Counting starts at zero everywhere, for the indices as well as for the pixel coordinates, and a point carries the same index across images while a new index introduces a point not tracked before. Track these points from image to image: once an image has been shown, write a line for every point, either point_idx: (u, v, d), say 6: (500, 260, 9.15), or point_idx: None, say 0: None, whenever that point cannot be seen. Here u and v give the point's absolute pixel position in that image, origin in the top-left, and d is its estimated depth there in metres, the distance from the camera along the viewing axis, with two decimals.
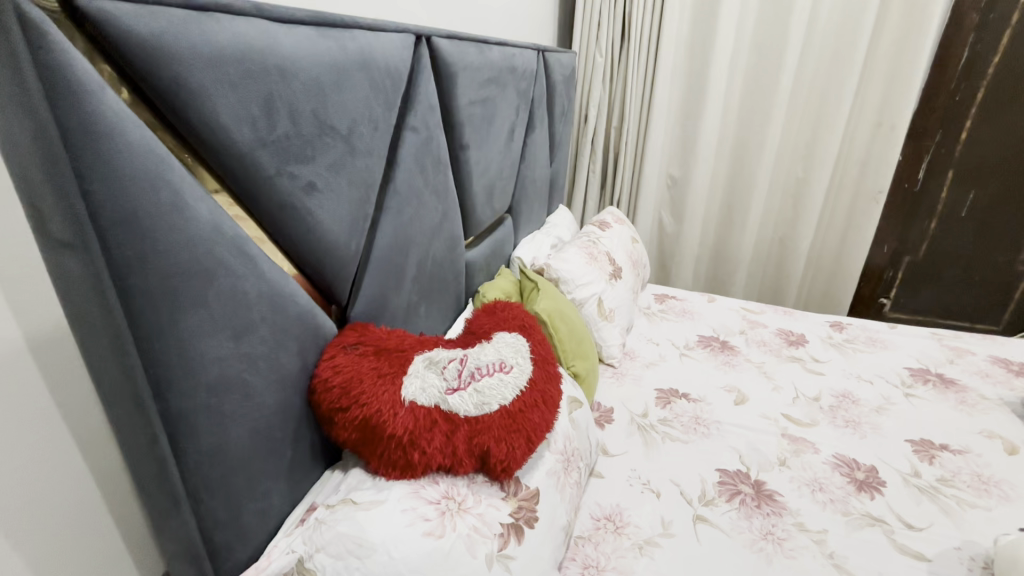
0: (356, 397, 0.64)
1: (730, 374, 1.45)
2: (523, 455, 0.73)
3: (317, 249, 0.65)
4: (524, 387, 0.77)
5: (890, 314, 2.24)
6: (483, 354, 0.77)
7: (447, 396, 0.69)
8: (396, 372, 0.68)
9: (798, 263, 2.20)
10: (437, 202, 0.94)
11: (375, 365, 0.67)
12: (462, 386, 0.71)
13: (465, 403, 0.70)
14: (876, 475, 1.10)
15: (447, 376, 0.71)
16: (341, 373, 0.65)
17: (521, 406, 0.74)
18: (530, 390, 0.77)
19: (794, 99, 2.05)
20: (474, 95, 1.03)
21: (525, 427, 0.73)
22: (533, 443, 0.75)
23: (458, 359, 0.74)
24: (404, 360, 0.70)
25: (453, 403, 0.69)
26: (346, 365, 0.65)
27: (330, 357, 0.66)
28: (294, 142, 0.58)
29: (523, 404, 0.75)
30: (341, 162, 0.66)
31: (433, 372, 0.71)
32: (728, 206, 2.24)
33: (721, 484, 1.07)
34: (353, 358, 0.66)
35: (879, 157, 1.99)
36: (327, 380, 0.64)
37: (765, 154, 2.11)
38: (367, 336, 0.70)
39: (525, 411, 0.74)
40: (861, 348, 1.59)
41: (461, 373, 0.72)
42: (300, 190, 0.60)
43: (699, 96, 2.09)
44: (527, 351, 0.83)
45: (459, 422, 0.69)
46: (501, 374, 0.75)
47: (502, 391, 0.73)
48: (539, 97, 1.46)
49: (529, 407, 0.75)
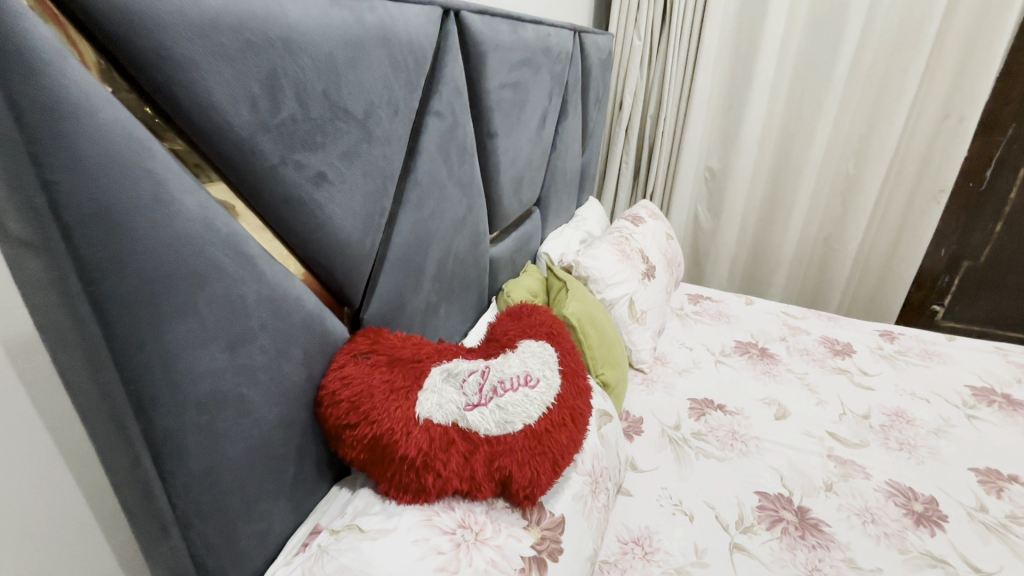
0: (366, 413, 0.58)
1: (770, 385, 1.35)
2: (549, 481, 0.66)
3: (327, 247, 0.58)
4: (551, 404, 0.69)
5: (942, 322, 2.09)
6: (507, 366, 0.70)
7: (466, 412, 0.62)
8: (410, 386, 0.62)
9: (844, 265, 2.06)
10: (461, 195, 0.86)
11: (387, 378, 0.61)
12: (483, 402, 0.64)
13: (486, 421, 0.63)
14: (937, 508, 1.00)
15: (466, 390, 0.64)
16: (350, 385, 0.58)
17: (547, 425, 0.67)
18: (559, 407, 0.70)
19: (848, 88, 1.89)
20: (506, 78, 0.95)
21: (551, 450, 0.67)
22: (560, 467, 0.68)
23: (479, 372, 0.67)
24: (420, 373, 0.63)
25: (471, 419, 0.62)
26: (355, 377, 0.59)
27: (339, 366, 0.60)
28: (302, 126, 0.51)
29: (550, 424, 0.68)
30: (356, 150, 0.59)
31: (451, 385, 0.64)
32: (770, 202, 2.10)
33: (761, 509, 0.98)
34: (364, 368, 0.60)
35: (944, 153, 1.83)
36: (336, 393, 0.58)
37: (814, 148, 1.96)
38: (381, 346, 0.63)
39: (552, 432, 0.67)
40: (914, 361, 1.47)
41: (482, 387, 0.66)
42: (309, 182, 0.53)
43: (744, 83, 1.95)
44: (556, 364, 0.75)
45: (479, 442, 0.62)
46: (526, 389, 0.68)
47: (527, 409, 0.66)
48: (573, 81, 1.36)
49: (556, 426, 0.68)
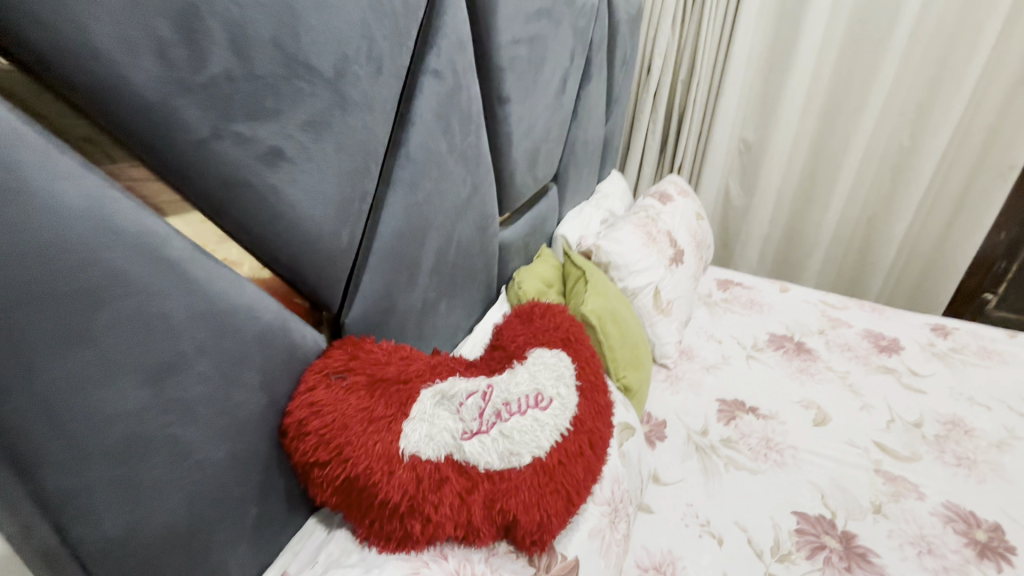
0: (340, 447, 0.47)
1: (807, 385, 1.22)
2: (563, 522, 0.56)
3: (290, 243, 0.46)
4: (566, 430, 0.58)
5: (992, 313, 1.92)
6: (515, 384, 0.59)
7: (463, 443, 0.52)
8: (394, 415, 0.51)
9: (889, 249, 1.88)
10: (465, 173, 0.73)
11: (365, 405, 0.50)
12: (485, 429, 0.54)
13: (488, 453, 0.53)
14: (1003, 538, 0.88)
15: (464, 416, 0.54)
16: (321, 415, 0.48)
17: (561, 456, 0.56)
18: (577, 434, 0.59)
19: (909, 50, 1.68)
20: (520, 32, 0.80)
21: (567, 487, 0.56)
22: (577, 504, 0.57)
23: (480, 393, 0.56)
24: (408, 396, 0.52)
25: (469, 452, 0.52)
26: (327, 405, 0.48)
27: (308, 390, 0.49)
28: (241, 85, 0.38)
29: (564, 455, 0.57)
30: (325, 119, 0.46)
31: (444, 410, 0.53)
32: (810, 177, 1.92)
33: (800, 533, 0.87)
34: (338, 392, 0.49)
35: (1015, 125, 1.63)
36: (303, 423, 0.48)
37: (864, 118, 1.76)
38: (361, 365, 0.52)
39: (566, 463, 0.57)
40: (971, 360, 1.32)
41: (483, 411, 0.55)
42: (259, 161, 0.41)
43: (789, 42, 1.74)
44: (574, 378, 0.64)
45: (479, 478, 0.52)
46: (536, 411, 0.57)
47: (536, 437, 0.55)
48: (598, 39, 1.19)
49: (571, 457, 0.57)
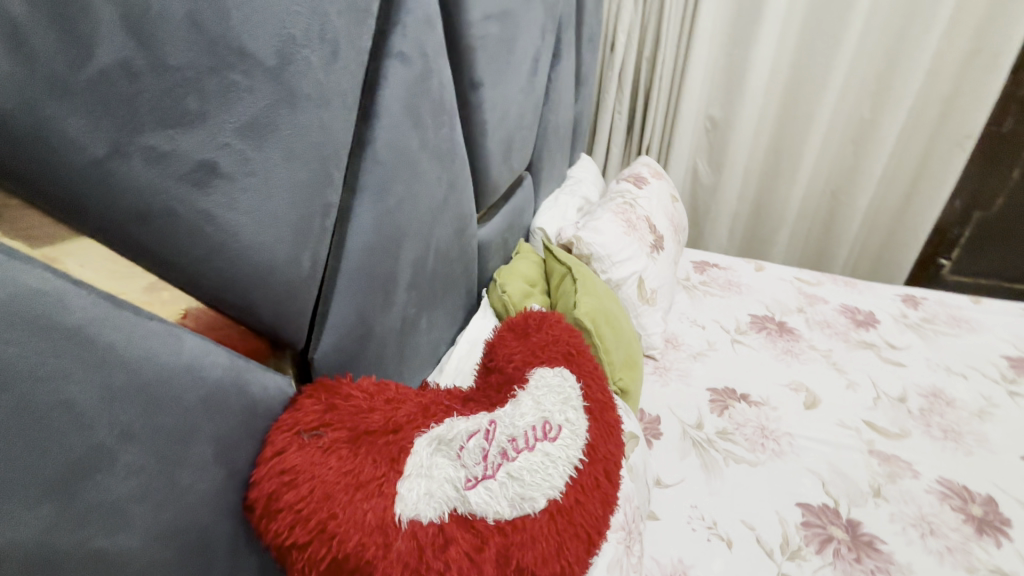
0: (323, 524, 0.39)
1: (794, 367, 1.20)
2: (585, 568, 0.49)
3: (236, 278, 0.38)
4: (579, 462, 0.52)
5: (948, 278, 1.99)
6: (518, 416, 0.51)
7: (467, 493, 0.45)
8: (385, 475, 0.43)
9: (853, 221, 1.90)
10: (440, 170, 0.64)
11: (350, 467, 0.42)
12: (490, 474, 0.47)
13: (496, 501, 0.46)
14: (997, 511, 0.89)
15: (465, 462, 0.46)
16: (296, 485, 0.39)
17: (576, 494, 0.50)
18: (592, 463, 0.53)
19: (870, 20, 1.67)
20: (491, 6, 0.71)
21: (587, 527, 0.49)
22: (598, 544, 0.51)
23: (482, 433, 0.49)
24: (398, 450, 0.45)
25: (475, 503, 0.45)
26: (303, 473, 0.40)
27: (278, 455, 0.41)
28: (148, 83, 0.31)
29: (581, 491, 0.50)
30: (268, 120, 0.38)
31: (443, 458, 0.46)
32: (776, 153, 1.91)
33: (807, 527, 0.85)
34: (314, 454, 0.41)
35: (971, 94, 1.66)
36: (275, 498, 0.39)
37: (829, 92, 1.75)
38: (340, 418, 0.44)
39: (583, 500, 0.50)
40: (943, 329, 1.34)
41: (487, 454, 0.48)
42: (183, 182, 0.33)
43: (753, 16, 1.70)
44: (583, 399, 0.57)
45: (490, 533, 0.45)
46: (546, 444, 0.50)
47: (549, 475, 0.49)
48: (568, 14, 1.11)
49: (588, 493, 0.51)
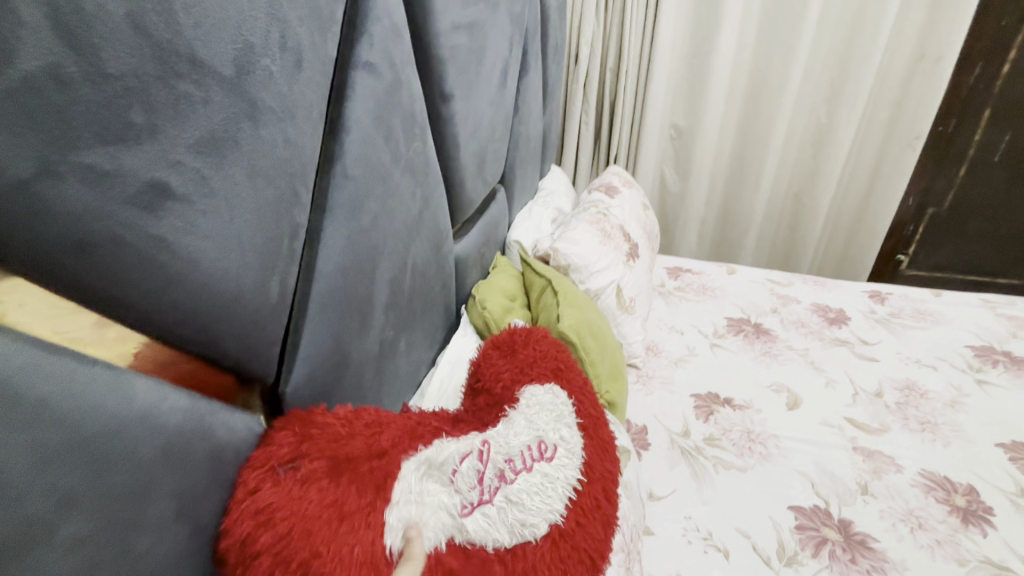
0: (305, 566, 0.35)
1: (773, 368, 1.21)
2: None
3: (196, 310, 0.35)
4: (580, 484, 0.50)
5: (906, 273, 2.07)
6: (512, 436, 0.49)
7: (464, 520, 0.44)
8: (372, 504, 0.39)
9: (816, 222, 1.96)
10: (414, 185, 0.62)
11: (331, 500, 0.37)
12: (487, 499, 0.45)
13: (495, 526, 0.45)
14: (979, 500, 0.91)
15: (460, 488, 0.44)
16: (272, 527, 0.35)
17: (578, 517, 0.48)
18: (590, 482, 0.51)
19: (821, 29, 1.74)
20: (459, 16, 0.69)
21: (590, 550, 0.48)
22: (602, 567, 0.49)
23: (476, 454, 0.46)
24: (383, 476, 0.41)
25: (472, 531, 0.44)
26: (278, 513, 0.35)
27: (251, 495, 0.37)
28: (84, 92, 0.27)
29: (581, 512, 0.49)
30: (227, 134, 0.35)
31: (438, 484, 0.43)
32: (740, 159, 1.96)
33: (801, 531, 0.85)
34: (290, 491, 0.37)
35: (918, 97, 1.74)
36: (250, 543, 0.35)
37: (786, 98, 1.81)
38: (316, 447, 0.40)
39: (584, 522, 0.49)
40: (910, 323, 1.38)
41: (483, 478, 0.45)
42: (130, 206, 0.30)
43: (711, 27, 1.75)
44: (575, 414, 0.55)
45: (490, 562, 0.44)
46: (543, 464, 0.49)
47: (547, 498, 0.47)
48: (533, 26, 1.11)
49: (591, 515, 0.49)
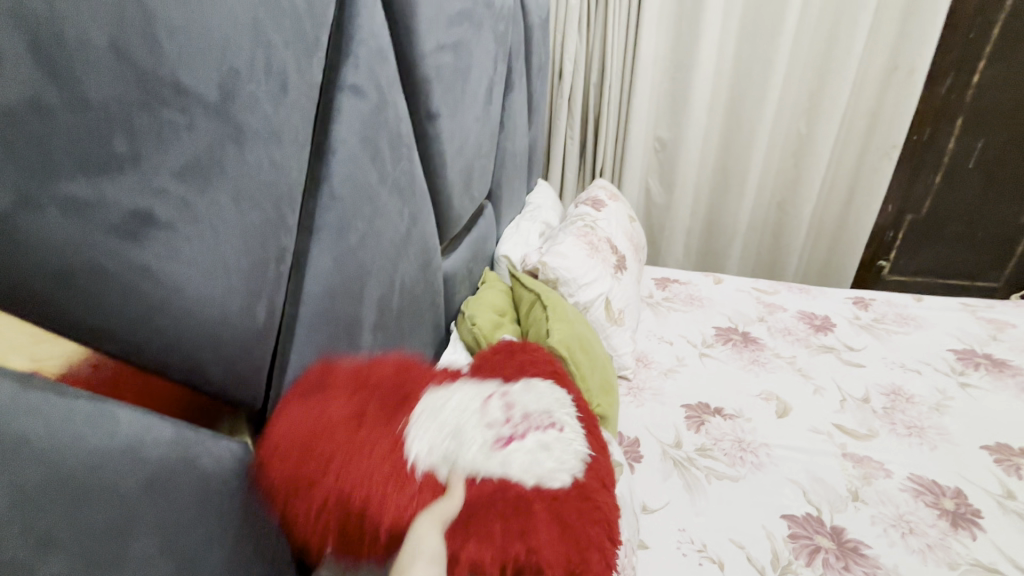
0: (330, 458, 0.42)
1: (762, 376, 1.22)
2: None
3: (181, 337, 0.34)
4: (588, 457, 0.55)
5: (888, 278, 2.11)
6: (530, 401, 0.56)
7: (497, 449, 0.48)
8: (391, 423, 0.47)
9: (799, 230, 2.00)
10: (402, 204, 0.62)
11: (359, 403, 0.47)
12: (516, 436, 0.50)
13: (522, 464, 0.49)
14: (968, 503, 0.92)
15: (491, 423, 0.51)
16: (306, 426, 0.43)
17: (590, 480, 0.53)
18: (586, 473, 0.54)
19: (797, 43, 1.79)
20: (444, 37, 0.70)
21: (587, 528, 0.49)
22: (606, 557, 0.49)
23: (500, 401, 0.53)
24: (402, 405, 0.49)
25: (503, 459, 0.48)
26: (318, 408, 0.44)
27: (294, 404, 0.44)
28: (65, 122, 0.27)
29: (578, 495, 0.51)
30: (211, 160, 0.35)
31: (468, 416, 0.50)
32: (723, 170, 1.99)
33: (794, 540, 0.85)
34: (326, 403, 0.45)
35: (893, 108, 1.79)
36: (285, 440, 0.42)
37: (766, 110, 1.85)
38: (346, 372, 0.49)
39: (592, 492, 0.52)
40: (894, 328, 1.40)
41: (510, 420, 0.52)
42: (113, 235, 0.30)
43: (691, 42, 1.79)
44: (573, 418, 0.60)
45: (525, 497, 0.47)
46: (542, 431, 0.53)
47: (564, 455, 0.53)
48: (517, 44, 1.12)
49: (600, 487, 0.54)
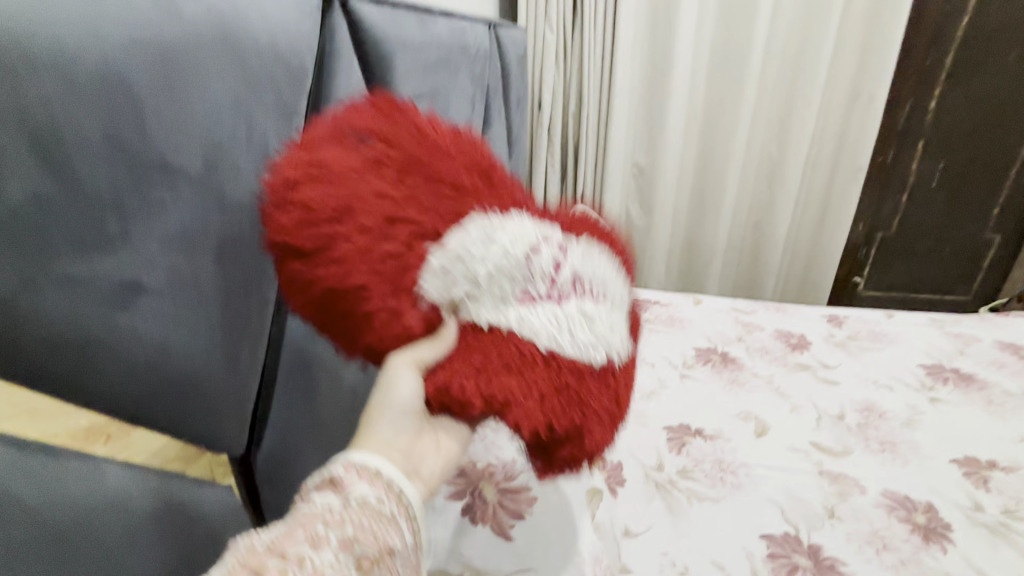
0: (343, 208, 0.46)
1: (741, 396, 1.25)
2: (572, 450, 0.48)
3: (164, 390, 0.39)
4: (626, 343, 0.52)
5: (864, 293, 2.18)
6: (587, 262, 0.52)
7: (521, 301, 0.48)
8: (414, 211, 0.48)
9: (775, 249, 2.06)
10: None
11: (391, 193, 0.48)
12: (549, 296, 0.49)
13: (541, 321, 0.48)
14: (938, 516, 0.95)
15: (532, 273, 0.49)
16: (326, 171, 0.45)
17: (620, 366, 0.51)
18: (619, 365, 0.51)
19: (764, 72, 1.88)
20: (420, 86, 0.74)
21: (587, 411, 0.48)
22: (587, 446, 0.48)
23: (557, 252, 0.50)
24: (434, 200, 0.49)
25: (527, 312, 0.48)
26: (344, 165, 0.46)
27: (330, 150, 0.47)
28: (63, 211, 0.31)
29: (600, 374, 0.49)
30: (193, 230, 0.39)
31: (507, 250, 0.49)
32: (700, 193, 2.06)
33: (773, 558, 0.87)
34: (355, 163, 0.47)
35: (857, 132, 1.87)
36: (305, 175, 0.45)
37: (738, 135, 1.92)
38: (396, 145, 0.50)
39: (614, 381, 0.51)
40: (866, 345, 1.45)
41: (553, 280, 0.49)
42: (104, 306, 0.34)
43: (664, 73, 1.86)
44: (627, 308, 0.55)
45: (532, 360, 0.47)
46: (581, 301, 0.50)
47: (600, 330, 0.50)
48: (494, 83, 1.17)
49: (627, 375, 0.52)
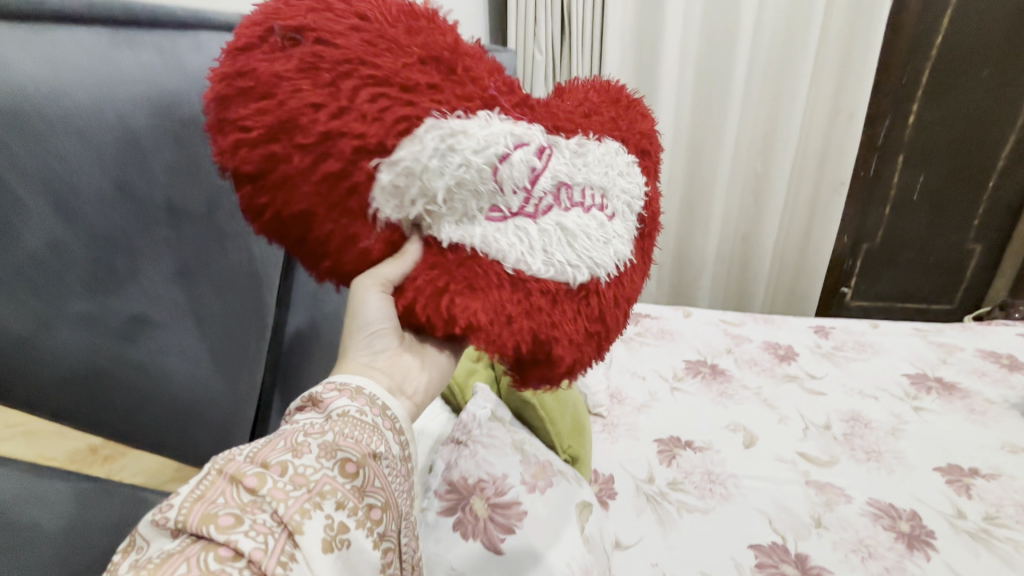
0: (279, 120, 0.43)
1: (730, 409, 1.27)
2: (547, 370, 0.49)
3: (167, 407, 0.46)
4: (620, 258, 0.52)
5: (851, 303, 2.22)
6: (581, 168, 0.50)
7: (489, 219, 0.47)
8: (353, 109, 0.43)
9: (763, 261, 2.10)
10: None
11: (328, 99, 0.43)
12: (527, 211, 0.47)
13: (513, 241, 0.47)
14: (922, 525, 0.97)
15: (508, 189, 0.46)
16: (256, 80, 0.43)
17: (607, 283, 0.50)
18: (605, 280, 0.50)
19: (749, 92, 1.92)
20: None
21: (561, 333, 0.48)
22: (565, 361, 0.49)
23: (537, 156, 0.47)
24: (379, 94, 0.43)
25: (497, 229, 0.47)
26: (271, 68, 0.43)
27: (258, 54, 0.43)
28: (80, 255, 0.38)
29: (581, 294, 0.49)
30: (196, 264, 0.47)
31: (462, 156, 0.44)
32: (689, 207, 2.10)
33: (761, 568, 0.89)
34: (283, 63, 0.43)
35: (840, 149, 1.91)
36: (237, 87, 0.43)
37: (724, 152, 1.97)
38: (333, 41, 0.43)
39: (600, 301, 0.50)
40: (852, 355, 1.48)
41: (533, 196, 0.48)
42: (114, 336, 0.40)
43: (650, 93, 1.91)
44: (631, 223, 0.54)
45: (504, 280, 0.46)
46: (562, 214, 0.48)
47: (586, 245, 0.49)
48: None
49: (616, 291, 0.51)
